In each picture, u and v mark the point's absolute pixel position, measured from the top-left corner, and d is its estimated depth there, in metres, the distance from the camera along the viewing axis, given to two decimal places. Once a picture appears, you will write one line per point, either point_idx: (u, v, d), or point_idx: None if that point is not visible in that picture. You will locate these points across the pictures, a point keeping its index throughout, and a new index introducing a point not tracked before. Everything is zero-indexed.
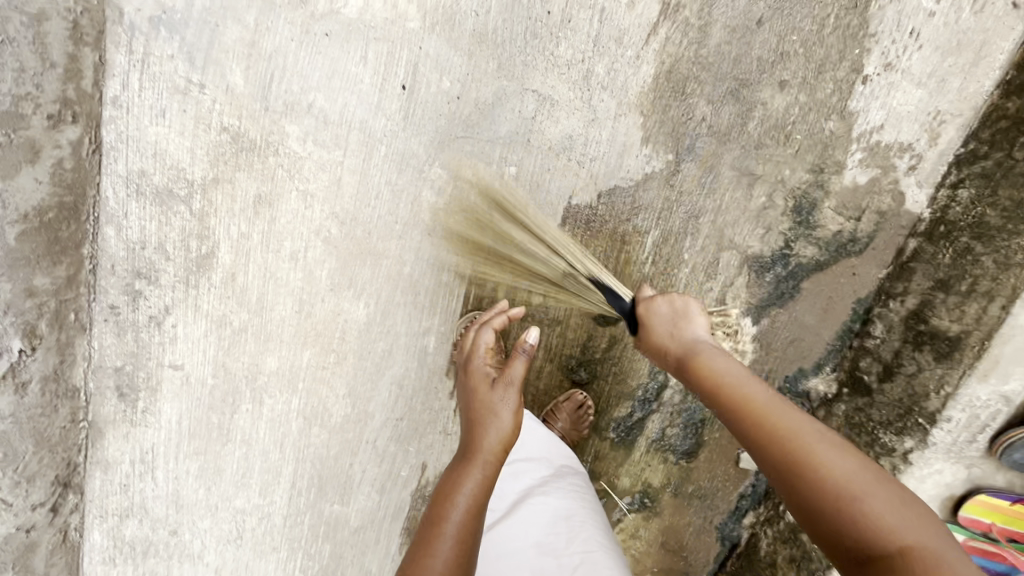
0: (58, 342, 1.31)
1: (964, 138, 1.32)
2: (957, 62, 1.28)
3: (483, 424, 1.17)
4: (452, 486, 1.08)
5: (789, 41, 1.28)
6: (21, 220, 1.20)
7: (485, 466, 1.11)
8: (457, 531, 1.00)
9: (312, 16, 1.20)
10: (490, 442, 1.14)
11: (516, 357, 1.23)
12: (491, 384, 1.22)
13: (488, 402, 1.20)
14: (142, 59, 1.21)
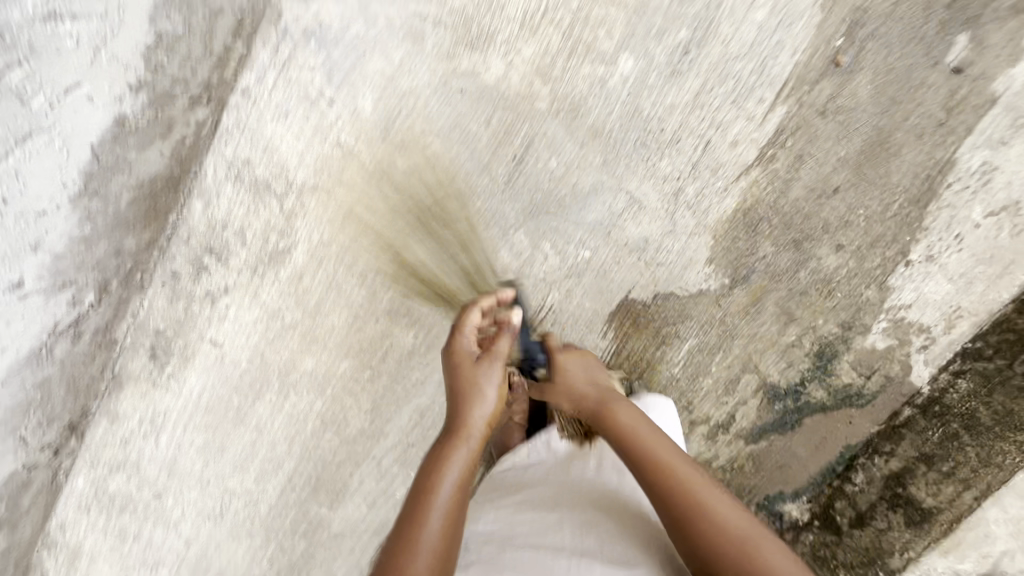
0: (119, 299, 1.42)
1: (974, 334, 1.49)
2: (985, 271, 1.46)
3: (469, 404, 1.11)
4: (433, 477, 1.05)
5: (857, 212, 1.43)
6: (137, 185, 1.37)
7: (469, 448, 1.08)
8: (447, 500, 1.03)
9: (453, 70, 1.28)
10: (474, 429, 1.10)
11: (504, 333, 1.16)
12: (477, 359, 1.15)
13: (475, 382, 1.12)
14: (284, 62, 1.26)
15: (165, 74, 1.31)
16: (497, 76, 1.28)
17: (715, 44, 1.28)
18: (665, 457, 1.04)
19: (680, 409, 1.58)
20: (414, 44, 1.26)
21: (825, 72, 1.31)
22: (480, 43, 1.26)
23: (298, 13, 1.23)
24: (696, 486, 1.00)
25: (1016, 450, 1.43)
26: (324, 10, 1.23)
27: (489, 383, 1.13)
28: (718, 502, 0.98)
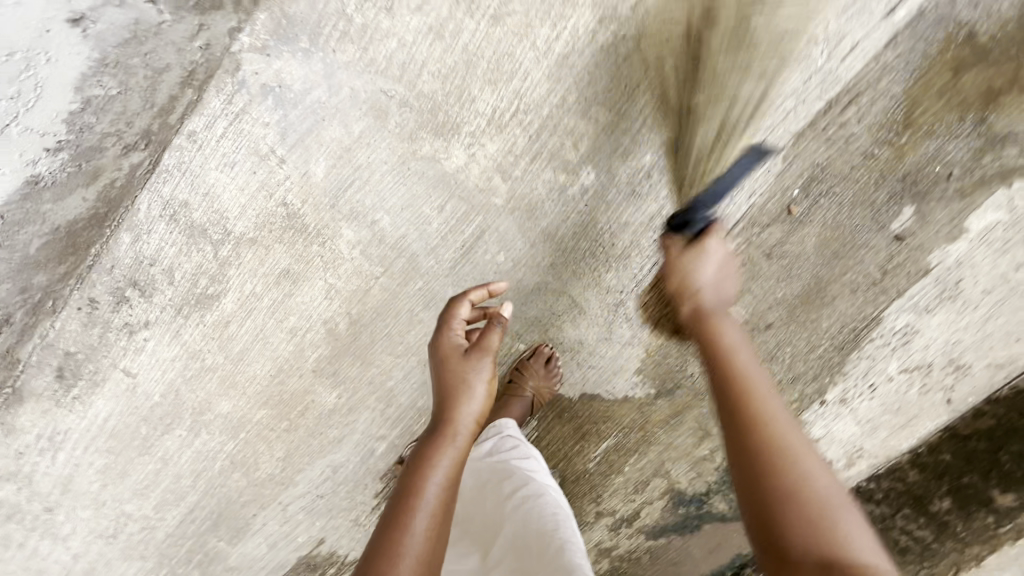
0: (24, 325, 1.35)
1: (869, 475, 1.59)
2: (890, 421, 1.54)
3: (457, 396, 1.04)
4: (416, 478, 0.96)
5: (784, 348, 1.48)
6: (53, 233, 1.26)
7: (459, 443, 1.01)
8: (434, 502, 0.95)
9: (413, 153, 1.25)
10: (462, 422, 1.03)
11: (494, 328, 1.09)
12: (464, 353, 1.09)
13: (464, 375, 1.06)
14: (237, 113, 1.20)
15: (93, 133, 1.18)
16: (457, 165, 1.26)
17: (676, 174, 1.29)
18: (754, 393, 0.87)
19: (589, 499, 1.63)
20: (377, 119, 1.22)
21: (776, 218, 1.35)
22: (445, 131, 1.24)
23: (258, 67, 1.16)
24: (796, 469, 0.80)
25: None
26: (286, 68, 1.17)
27: (479, 377, 1.06)
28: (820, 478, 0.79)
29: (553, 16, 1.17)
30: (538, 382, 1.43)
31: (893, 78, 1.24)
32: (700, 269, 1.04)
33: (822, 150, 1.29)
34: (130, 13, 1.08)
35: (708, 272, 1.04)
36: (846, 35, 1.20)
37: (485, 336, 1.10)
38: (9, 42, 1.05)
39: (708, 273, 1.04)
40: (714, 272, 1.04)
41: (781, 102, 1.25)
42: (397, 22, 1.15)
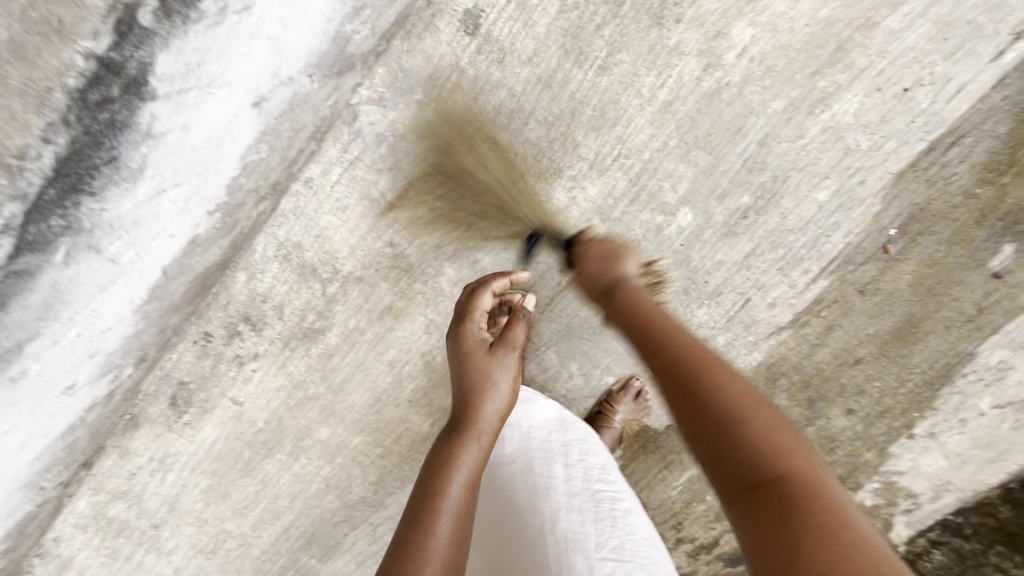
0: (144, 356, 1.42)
1: (956, 508, 1.58)
2: (980, 455, 1.53)
3: (483, 393, 1.09)
4: (440, 480, 0.98)
5: (873, 383, 1.48)
6: (190, 277, 1.31)
7: (482, 441, 1.05)
8: (457, 500, 0.97)
9: (516, 196, 1.29)
10: (486, 418, 1.07)
11: (519, 322, 1.18)
12: (489, 351, 1.14)
13: (488, 371, 1.11)
14: (351, 160, 1.26)
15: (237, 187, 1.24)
16: (558, 207, 1.30)
17: (773, 214, 1.31)
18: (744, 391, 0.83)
19: (669, 526, 1.66)
20: (483, 165, 1.27)
21: (872, 256, 1.35)
22: (548, 175, 1.28)
23: (374, 117, 1.22)
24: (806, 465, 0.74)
25: None
26: (401, 118, 1.22)
27: (503, 372, 1.12)
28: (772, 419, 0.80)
29: (660, 64, 1.19)
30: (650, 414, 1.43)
31: (998, 119, 1.24)
32: (617, 267, 1.10)
33: (922, 189, 1.30)
34: (292, 88, 1.15)
35: (596, 261, 1.13)
36: (953, 78, 1.21)
37: (510, 329, 1.19)
38: (210, 129, 1.13)
39: (597, 264, 1.13)
40: (600, 259, 1.13)
41: (882, 143, 1.25)
42: (508, 74, 1.20)
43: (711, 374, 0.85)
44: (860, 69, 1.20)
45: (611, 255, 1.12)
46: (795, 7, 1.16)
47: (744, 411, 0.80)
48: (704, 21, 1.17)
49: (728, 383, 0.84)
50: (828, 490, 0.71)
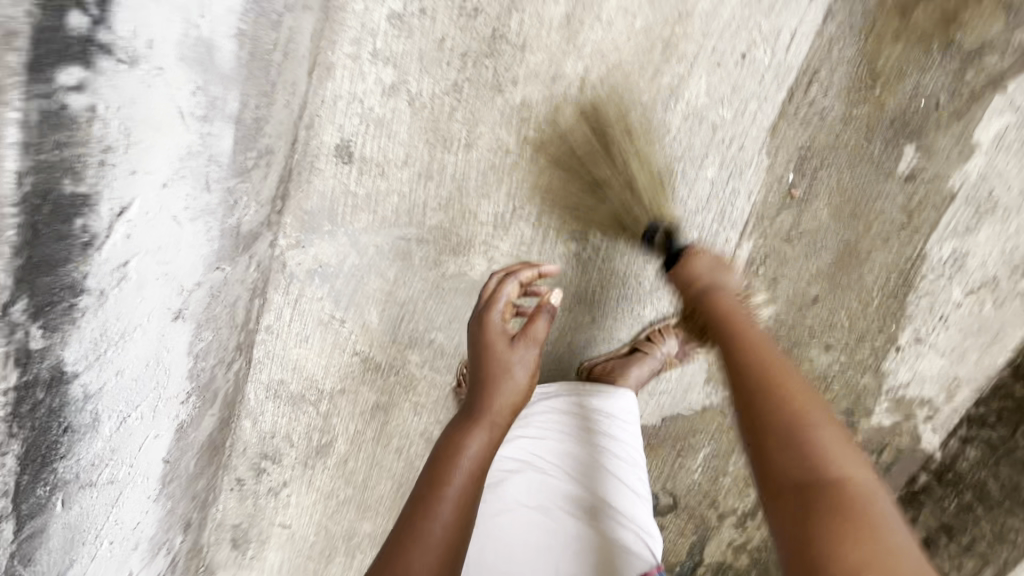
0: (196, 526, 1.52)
1: (975, 400, 1.57)
2: (976, 342, 1.52)
3: (497, 383, 1.14)
4: (446, 463, 1.05)
5: (839, 314, 1.51)
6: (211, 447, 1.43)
7: (491, 429, 1.11)
8: (461, 491, 1.02)
9: (443, 275, 1.42)
10: (499, 406, 1.13)
11: (541, 318, 1.18)
12: (511, 342, 1.17)
13: (505, 362, 1.16)
14: (295, 299, 1.42)
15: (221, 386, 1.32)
16: (481, 270, 1.42)
17: (673, 205, 1.39)
18: (797, 392, 0.91)
19: (706, 506, 1.71)
20: (404, 262, 1.41)
21: (783, 205, 1.40)
22: (462, 248, 1.40)
23: (300, 258, 1.38)
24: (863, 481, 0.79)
25: None
26: (321, 250, 1.38)
27: (518, 365, 1.17)
28: (826, 421, 0.86)
29: (516, 122, 1.31)
30: (670, 350, 1.45)
31: (843, 47, 1.29)
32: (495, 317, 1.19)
33: (802, 131, 1.34)
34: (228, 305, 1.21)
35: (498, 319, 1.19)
36: (783, 29, 1.27)
37: (696, 285, 1.20)
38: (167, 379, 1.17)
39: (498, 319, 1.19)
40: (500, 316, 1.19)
41: (744, 108, 1.32)
42: (392, 180, 1.34)
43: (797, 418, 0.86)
44: (693, 55, 1.28)
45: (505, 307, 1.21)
46: (612, 28, 1.25)
47: (794, 399, 0.90)
48: (537, 73, 1.27)
49: (761, 359, 0.99)
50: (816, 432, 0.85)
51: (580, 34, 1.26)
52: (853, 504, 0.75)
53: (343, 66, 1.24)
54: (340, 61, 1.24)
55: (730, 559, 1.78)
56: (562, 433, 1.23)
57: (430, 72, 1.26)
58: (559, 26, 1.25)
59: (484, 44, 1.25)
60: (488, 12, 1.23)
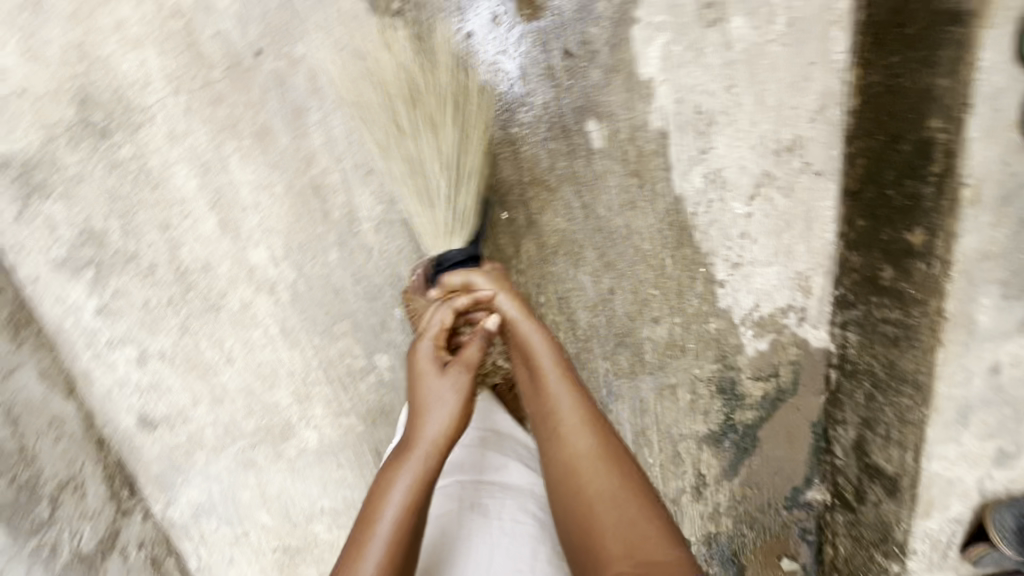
0: None
1: (832, 283, 1.45)
2: (793, 235, 1.41)
3: (424, 411, 0.97)
4: (376, 500, 0.90)
5: (646, 288, 1.45)
6: None
7: (426, 460, 0.93)
8: (392, 530, 0.87)
9: (290, 460, 1.53)
10: (425, 443, 0.94)
11: (478, 343, 0.99)
12: (441, 367, 1.01)
13: (434, 390, 0.99)
14: (201, 539, 1.56)
15: None
16: (315, 439, 1.52)
17: None
18: (578, 466, 0.93)
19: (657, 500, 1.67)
20: (254, 468, 1.53)
21: (517, 238, 1.38)
22: (288, 432, 1.50)
23: (179, 510, 1.53)
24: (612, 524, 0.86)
25: (916, 402, 1.23)
26: (189, 494, 1.52)
27: (449, 391, 0.99)
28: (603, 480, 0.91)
29: (249, 321, 1.40)
30: None
31: (461, 86, 1.25)
32: (423, 346, 1.05)
33: (483, 175, 1.32)
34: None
35: (428, 348, 1.05)
36: (397, 112, 1.25)
37: (495, 314, 1.08)
38: None
39: (429, 348, 1.05)
40: (430, 350, 1.04)
41: (418, 190, 1.32)
42: (197, 418, 1.47)
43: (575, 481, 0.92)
44: (342, 181, 1.30)
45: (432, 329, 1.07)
46: (263, 206, 1.30)
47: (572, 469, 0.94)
48: (235, 276, 1.36)
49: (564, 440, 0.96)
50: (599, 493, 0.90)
51: (243, 228, 1.32)
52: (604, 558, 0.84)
53: (94, 368, 1.39)
54: (88, 366, 1.38)
55: (715, 526, 1.70)
56: (527, 499, 1.07)
57: (158, 331, 1.38)
58: (221, 233, 1.32)
59: (179, 285, 1.35)
60: (161, 261, 1.32)
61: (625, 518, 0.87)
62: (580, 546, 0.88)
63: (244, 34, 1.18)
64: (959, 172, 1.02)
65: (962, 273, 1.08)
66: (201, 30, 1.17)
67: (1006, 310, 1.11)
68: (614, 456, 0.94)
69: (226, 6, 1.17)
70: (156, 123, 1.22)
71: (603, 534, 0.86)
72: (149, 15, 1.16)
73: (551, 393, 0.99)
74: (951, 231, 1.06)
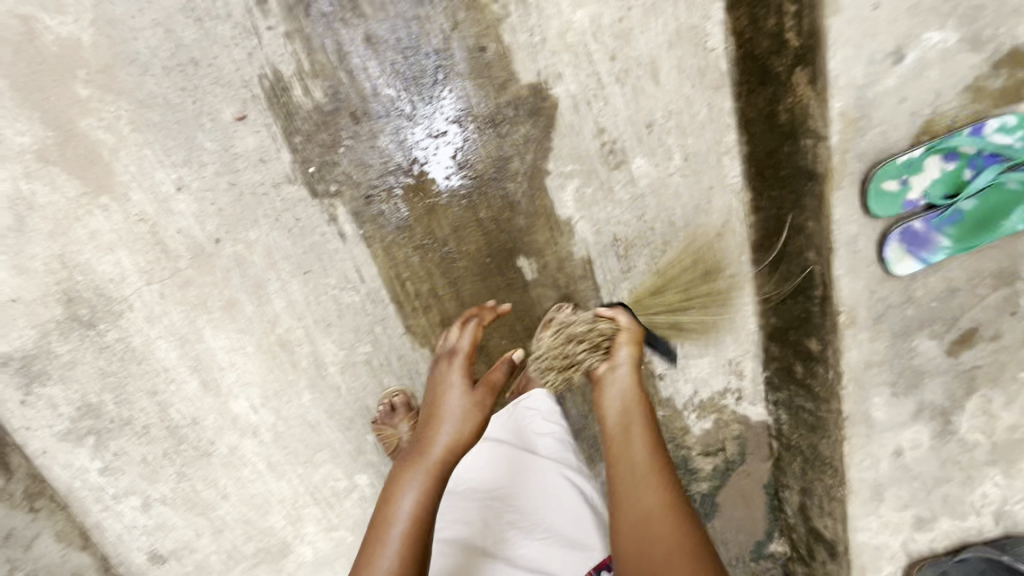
0: None
1: (761, 366, 1.58)
2: (718, 329, 1.54)
3: (438, 424, 1.23)
4: (393, 500, 1.13)
5: (593, 389, 1.59)
6: None
7: (438, 466, 1.18)
8: (402, 532, 1.08)
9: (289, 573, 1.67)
10: (439, 449, 1.20)
11: (502, 368, 1.35)
12: (470, 383, 1.30)
13: (453, 406, 1.26)
14: None
15: None
16: (311, 552, 1.66)
17: None
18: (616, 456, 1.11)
19: None
20: None
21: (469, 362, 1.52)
22: (285, 549, 1.64)
23: None
24: (652, 525, 0.99)
25: (836, 481, 1.34)
26: None
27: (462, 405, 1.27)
28: (639, 454, 1.09)
29: (238, 460, 1.54)
30: None
31: (401, 244, 1.39)
32: (455, 365, 1.32)
33: (431, 314, 1.46)
34: None
35: (455, 374, 1.31)
36: (347, 273, 1.40)
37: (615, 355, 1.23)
38: None
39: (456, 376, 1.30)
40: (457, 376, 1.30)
41: (374, 334, 1.46)
42: (201, 548, 1.61)
43: (629, 491, 1.05)
44: (306, 334, 1.44)
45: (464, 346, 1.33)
46: (238, 365, 1.45)
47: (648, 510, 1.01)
48: (221, 426, 1.50)
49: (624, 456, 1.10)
50: (639, 502, 1.03)
51: (222, 385, 1.47)
52: (649, 524, 0.99)
53: (103, 519, 1.53)
54: (99, 518, 1.53)
55: None
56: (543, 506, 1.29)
57: (158, 480, 1.53)
58: (204, 392, 1.47)
59: (170, 440, 1.49)
60: (153, 422, 1.47)
61: (672, 528, 0.98)
62: (641, 526, 1.00)
63: (203, 227, 1.33)
64: (834, 302, 1.15)
65: (851, 380, 1.22)
66: (164, 229, 1.32)
67: (898, 405, 1.25)
68: (681, 513, 1.02)
69: (184, 205, 1.31)
70: (135, 309, 1.37)
71: (661, 540, 0.97)
72: (117, 221, 1.30)
73: (612, 433, 1.15)
74: (834, 347, 1.20)
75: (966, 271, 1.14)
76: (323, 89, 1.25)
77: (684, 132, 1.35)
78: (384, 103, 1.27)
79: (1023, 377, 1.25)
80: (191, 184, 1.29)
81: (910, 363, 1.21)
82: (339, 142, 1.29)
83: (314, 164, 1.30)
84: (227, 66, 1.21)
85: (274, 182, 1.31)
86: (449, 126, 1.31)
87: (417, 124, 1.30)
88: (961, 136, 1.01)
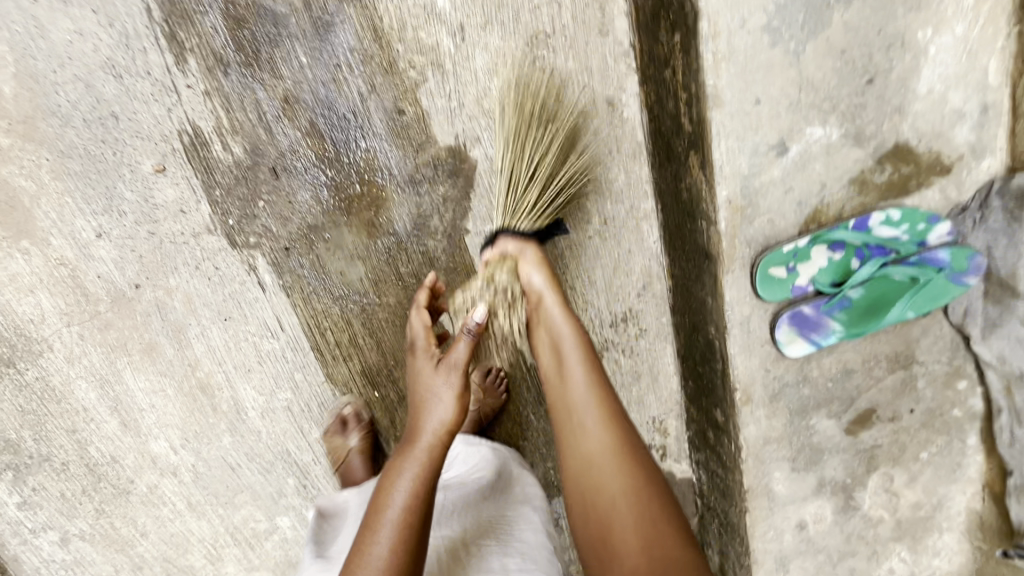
0: None
1: (685, 422, 1.54)
2: (641, 386, 1.51)
3: (422, 408, 1.02)
4: (384, 493, 0.94)
5: (513, 443, 1.55)
6: None
7: (430, 450, 0.97)
8: (400, 514, 0.91)
9: None
10: (427, 437, 0.98)
11: (462, 340, 1.03)
12: (435, 366, 1.05)
13: (430, 387, 1.03)
14: None
15: None
16: None
17: (314, 467, 1.56)
18: (574, 441, 1.04)
19: None
20: None
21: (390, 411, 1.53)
22: None
23: None
24: (619, 513, 0.96)
25: (745, 551, 1.31)
26: None
27: (444, 387, 1.02)
28: (596, 438, 1.01)
29: (158, 499, 1.55)
30: None
31: (321, 294, 1.41)
32: (421, 353, 1.09)
33: (351, 363, 1.47)
34: None
35: (427, 357, 1.08)
36: (267, 321, 1.42)
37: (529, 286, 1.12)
38: None
39: (427, 359, 1.08)
40: (428, 366, 1.06)
41: (294, 380, 1.47)
42: None
43: (591, 471, 1.00)
44: (226, 378, 1.45)
45: (425, 328, 1.13)
46: (158, 406, 1.47)
47: (593, 499, 0.99)
48: (140, 465, 1.51)
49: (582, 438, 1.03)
50: (619, 520, 0.95)
51: (142, 425, 1.48)
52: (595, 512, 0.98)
53: (21, 552, 1.54)
54: (17, 550, 1.54)
55: None
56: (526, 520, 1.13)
57: (75, 515, 1.53)
58: (123, 432, 1.48)
59: (90, 477, 1.50)
60: (72, 459, 1.48)
61: (634, 517, 0.95)
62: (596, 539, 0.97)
63: (124, 272, 1.35)
64: (730, 378, 1.15)
65: (751, 454, 1.22)
66: (85, 273, 1.34)
67: (798, 480, 1.25)
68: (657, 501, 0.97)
69: (104, 251, 1.32)
70: (55, 350, 1.39)
71: (616, 530, 0.95)
72: (37, 265, 1.32)
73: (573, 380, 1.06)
74: (733, 422, 1.20)
75: (861, 354, 1.15)
76: (242, 146, 1.28)
77: (602, 196, 1.36)
78: (304, 160, 1.30)
79: (925, 457, 1.24)
80: (111, 232, 1.31)
81: (808, 440, 1.22)
82: (258, 197, 1.31)
83: (234, 217, 1.32)
84: (147, 121, 1.24)
85: (194, 232, 1.33)
86: (368, 183, 1.33)
87: (336, 181, 1.32)
88: (846, 229, 1.03)
